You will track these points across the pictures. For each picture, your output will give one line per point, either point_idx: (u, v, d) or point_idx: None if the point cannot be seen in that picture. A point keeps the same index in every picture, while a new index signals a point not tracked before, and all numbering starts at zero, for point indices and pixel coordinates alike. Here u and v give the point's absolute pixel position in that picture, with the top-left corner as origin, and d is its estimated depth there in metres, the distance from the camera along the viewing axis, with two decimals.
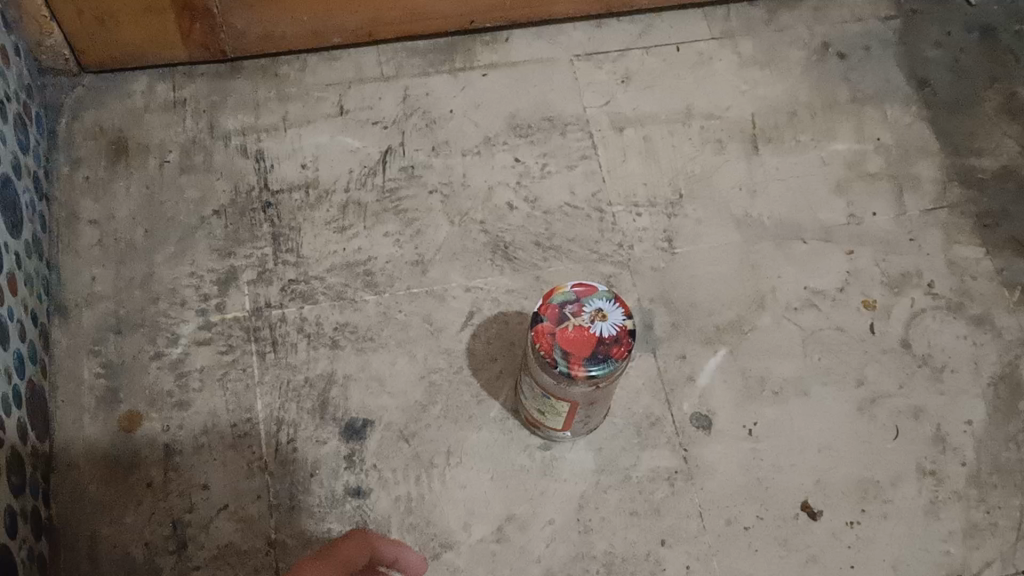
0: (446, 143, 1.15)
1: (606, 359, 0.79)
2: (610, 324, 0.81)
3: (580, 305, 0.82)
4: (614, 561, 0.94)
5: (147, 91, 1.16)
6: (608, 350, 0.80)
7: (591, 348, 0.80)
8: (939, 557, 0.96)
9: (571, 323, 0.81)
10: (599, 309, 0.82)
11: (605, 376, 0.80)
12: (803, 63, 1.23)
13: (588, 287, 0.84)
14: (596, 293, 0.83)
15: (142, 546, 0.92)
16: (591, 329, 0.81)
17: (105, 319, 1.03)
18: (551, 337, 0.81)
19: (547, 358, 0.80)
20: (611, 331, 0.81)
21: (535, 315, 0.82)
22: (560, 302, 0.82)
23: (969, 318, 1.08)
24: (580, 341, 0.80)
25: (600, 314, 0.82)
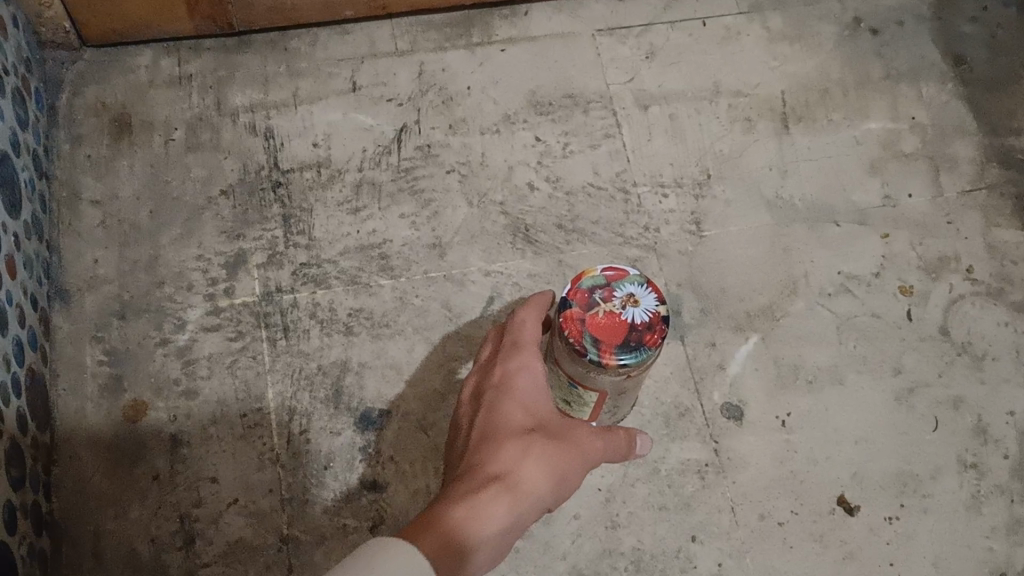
0: (464, 121, 1.10)
1: (639, 346, 0.74)
2: (642, 310, 0.76)
3: (610, 290, 0.78)
4: (642, 558, 0.90)
5: (151, 65, 1.11)
6: (640, 337, 0.75)
7: (623, 335, 0.75)
8: (982, 554, 0.92)
9: (601, 308, 0.76)
10: (630, 294, 0.77)
11: (640, 361, 0.74)
12: (834, 39, 1.19)
13: (619, 271, 0.79)
14: (627, 278, 0.79)
15: (148, 542, 0.88)
16: (622, 315, 0.76)
17: (109, 304, 0.98)
18: (581, 322, 0.76)
19: (578, 343, 0.75)
20: (644, 317, 0.76)
21: (563, 300, 0.77)
22: (589, 286, 0.78)
23: (1010, 304, 1.04)
24: (610, 328, 0.75)
25: (632, 299, 0.77)
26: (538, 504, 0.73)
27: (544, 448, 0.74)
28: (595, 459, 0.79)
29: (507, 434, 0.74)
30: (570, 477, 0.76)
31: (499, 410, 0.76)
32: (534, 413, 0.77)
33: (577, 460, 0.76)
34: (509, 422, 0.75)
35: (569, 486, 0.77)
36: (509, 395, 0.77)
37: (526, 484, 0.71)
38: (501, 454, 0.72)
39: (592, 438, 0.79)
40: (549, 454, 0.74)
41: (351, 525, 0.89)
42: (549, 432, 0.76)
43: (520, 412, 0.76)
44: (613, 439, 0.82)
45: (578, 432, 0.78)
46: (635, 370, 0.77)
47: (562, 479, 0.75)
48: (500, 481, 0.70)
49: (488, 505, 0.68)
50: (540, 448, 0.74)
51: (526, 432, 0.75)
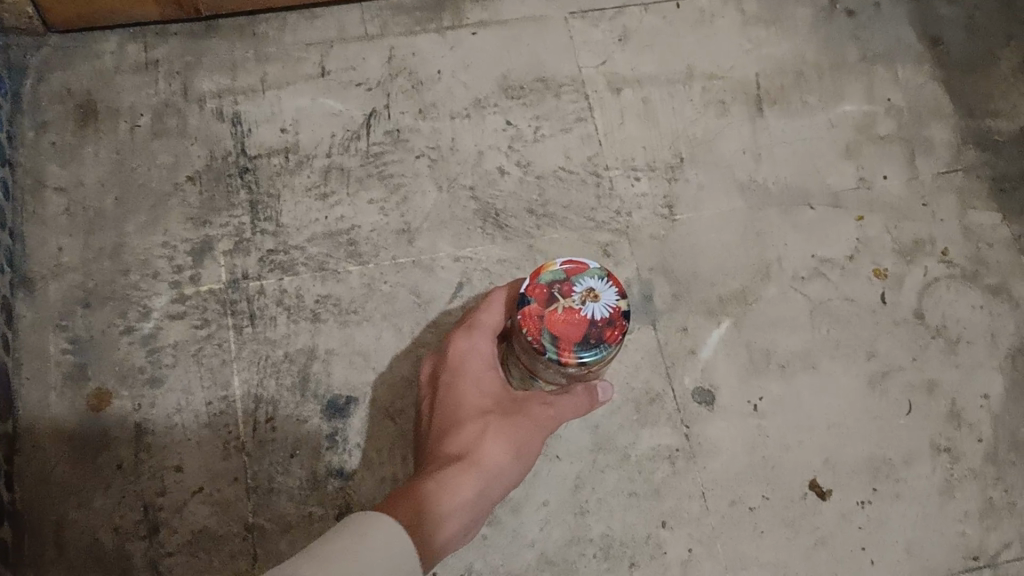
0: (434, 106, 1.08)
1: (600, 343, 0.71)
2: (603, 305, 0.72)
3: (570, 285, 0.74)
4: (611, 544, 0.89)
5: (116, 51, 1.09)
6: (601, 334, 0.71)
7: (583, 332, 0.71)
8: (955, 539, 0.92)
9: (561, 304, 0.72)
10: (591, 288, 0.73)
11: (600, 361, 0.71)
12: (810, 20, 1.17)
13: (578, 264, 0.75)
14: (587, 271, 0.74)
15: (111, 531, 0.87)
16: (582, 311, 0.72)
17: (72, 292, 0.97)
18: (540, 318, 0.72)
19: (535, 342, 0.71)
20: (604, 312, 0.72)
21: (521, 296, 0.73)
22: (548, 281, 0.73)
23: (985, 288, 1.03)
24: (569, 324, 0.71)
25: (592, 294, 0.73)
26: (500, 479, 0.74)
27: (498, 431, 0.74)
28: (562, 421, 0.79)
29: (464, 415, 0.75)
30: (531, 450, 0.76)
31: (452, 398, 0.76)
32: (494, 391, 0.77)
33: (537, 431, 0.76)
34: (463, 408, 0.75)
35: (533, 453, 0.78)
36: (460, 382, 0.77)
37: (483, 469, 0.72)
38: (457, 444, 0.73)
39: (560, 401, 0.78)
40: (508, 430, 0.74)
41: (317, 514, 0.89)
42: (505, 410, 0.76)
43: (478, 391, 0.76)
44: (582, 401, 0.80)
45: (542, 400, 0.77)
46: (595, 370, 0.73)
47: (523, 449, 0.76)
48: (457, 461, 0.72)
49: (448, 488, 0.69)
50: (499, 425, 0.74)
51: (479, 417, 0.75)
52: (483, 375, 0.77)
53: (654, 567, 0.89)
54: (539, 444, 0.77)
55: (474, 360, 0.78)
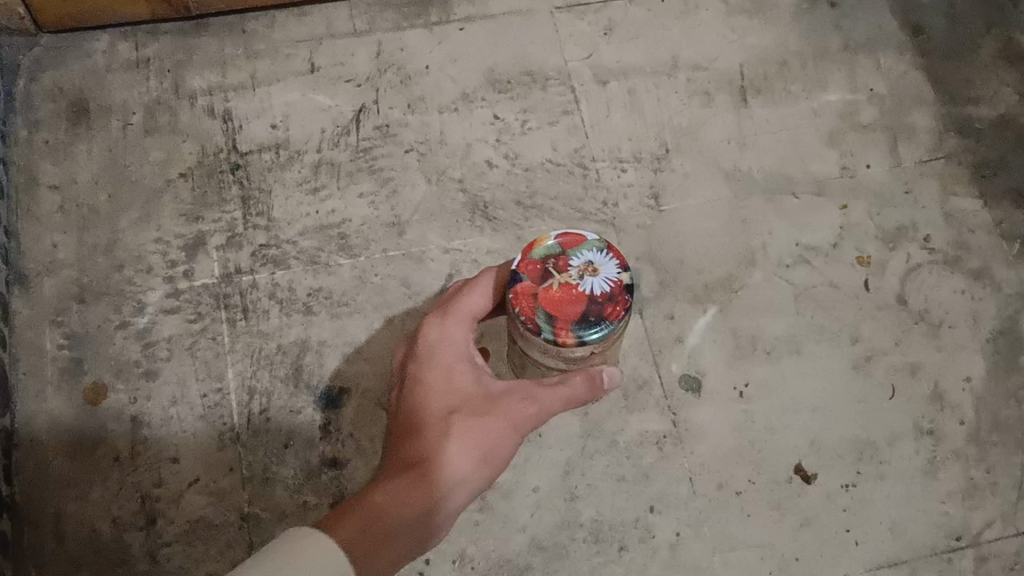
0: (422, 100, 1.10)
1: (598, 320, 0.72)
2: (600, 280, 0.73)
3: (565, 260, 0.75)
4: (601, 528, 0.91)
5: (107, 50, 1.10)
6: (598, 310, 0.72)
7: (580, 309, 0.72)
8: (938, 518, 0.93)
9: (555, 280, 0.74)
10: (587, 263, 0.75)
11: (601, 338, 0.72)
12: (793, 11, 1.18)
13: (574, 238, 0.76)
14: (582, 246, 0.76)
15: (110, 522, 0.89)
16: (579, 286, 0.73)
17: (67, 287, 0.99)
18: (534, 295, 0.73)
19: (529, 320, 0.72)
20: (602, 287, 0.73)
21: (515, 274, 0.75)
22: (542, 257, 0.75)
23: (967, 272, 1.04)
24: (566, 301, 0.73)
25: (589, 268, 0.74)
26: (463, 481, 0.72)
27: (460, 431, 0.72)
28: (541, 418, 0.76)
29: (428, 414, 0.73)
30: (501, 449, 0.74)
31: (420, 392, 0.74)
32: (461, 390, 0.74)
33: (507, 430, 0.74)
34: (429, 404, 0.73)
35: (509, 450, 0.75)
36: (428, 376, 0.75)
37: (442, 472, 0.70)
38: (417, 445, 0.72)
39: (533, 399, 0.75)
40: (469, 435, 0.72)
41: (312, 502, 0.90)
42: (471, 408, 0.73)
43: (444, 387, 0.74)
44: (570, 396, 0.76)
45: (512, 398, 0.75)
46: (599, 349, 0.74)
47: (491, 449, 0.73)
48: (416, 467, 0.71)
49: (398, 497, 0.68)
50: (462, 429, 0.72)
51: (443, 416, 0.73)
52: (449, 373, 0.75)
53: (643, 550, 0.91)
54: (513, 442, 0.75)
55: (443, 352, 0.76)
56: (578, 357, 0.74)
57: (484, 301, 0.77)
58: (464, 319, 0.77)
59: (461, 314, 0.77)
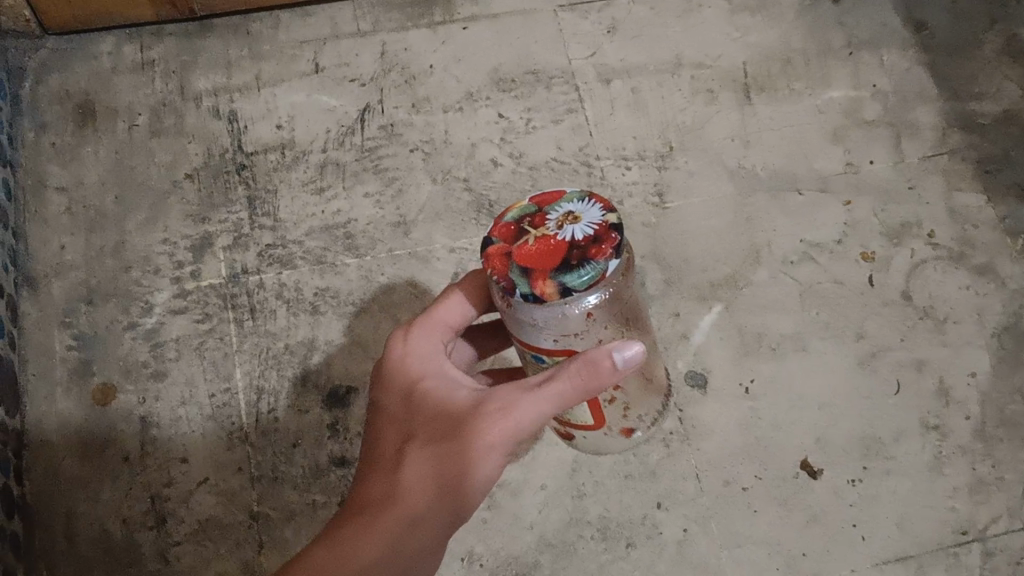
0: (427, 100, 1.10)
1: (582, 263, 0.57)
2: (584, 225, 0.59)
3: (543, 216, 0.61)
4: (608, 525, 0.92)
5: (113, 52, 1.11)
6: (581, 254, 0.58)
7: (561, 256, 0.58)
8: (945, 514, 0.93)
9: (531, 237, 0.60)
10: (569, 212, 0.61)
11: (588, 282, 0.57)
12: (796, 8, 1.19)
13: (552, 194, 0.63)
14: (563, 198, 0.62)
15: (120, 522, 0.90)
16: (558, 236, 0.59)
17: (76, 289, 0.99)
18: (507, 253, 0.60)
19: (501, 280, 0.59)
20: (586, 231, 0.59)
21: (485, 240, 0.62)
22: (515, 218, 0.62)
23: (972, 268, 1.04)
24: (543, 252, 0.59)
25: (571, 216, 0.60)
26: (432, 518, 0.63)
27: (420, 463, 0.63)
28: (525, 430, 0.62)
29: (388, 444, 0.65)
30: (473, 476, 0.62)
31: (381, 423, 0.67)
32: (430, 409, 0.65)
33: (475, 454, 0.61)
34: (389, 435, 0.66)
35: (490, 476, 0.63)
36: (388, 401, 0.67)
37: (400, 511, 0.62)
38: (374, 482, 0.64)
39: (509, 407, 0.62)
40: (439, 458, 0.62)
41: (320, 501, 0.90)
42: (432, 437, 0.63)
43: (403, 413, 0.66)
44: (569, 395, 0.62)
45: (485, 413, 0.62)
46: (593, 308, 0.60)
47: (460, 481, 0.62)
48: (373, 504, 0.63)
49: (348, 544, 0.62)
50: (422, 454, 0.63)
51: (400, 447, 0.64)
52: (416, 391, 0.66)
53: (650, 547, 0.91)
54: (489, 467, 0.62)
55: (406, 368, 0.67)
56: (569, 324, 0.61)
57: (459, 307, 0.71)
58: (437, 331, 0.70)
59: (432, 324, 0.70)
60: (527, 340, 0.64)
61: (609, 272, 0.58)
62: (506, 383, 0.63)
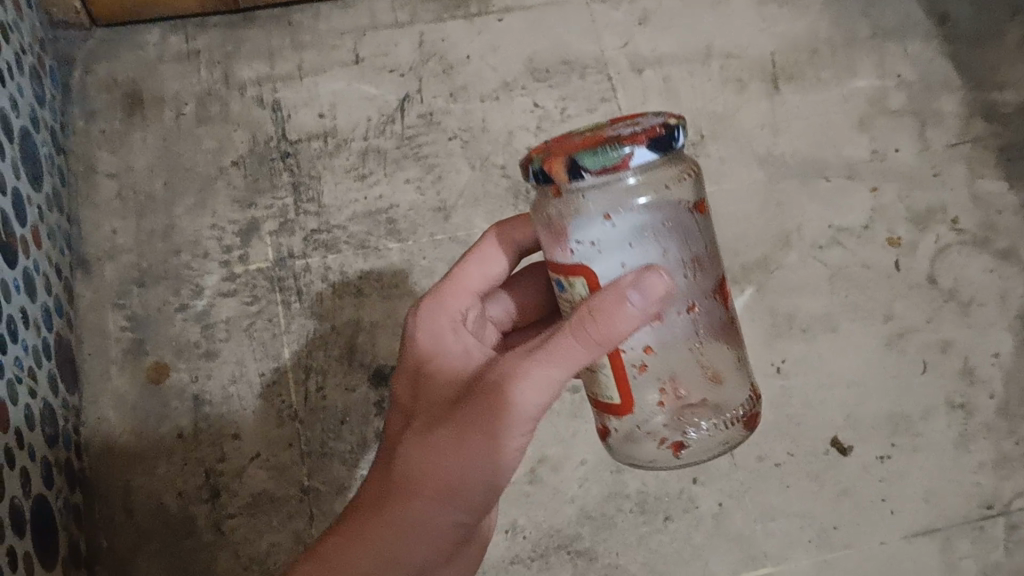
0: (464, 89, 1.12)
1: (610, 144, 0.54)
2: (637, 125, 0.56)
3: (609, 125, 0.59)
4: (646, 499, 0.96)
5: (159, 42, 1.13)
6: (615, 139, 0.54)
7: (594, 140, 0.55)
8: (970, 488, 0.98)
9: (582, 134, 0.58)
10: (634, 121, 0.58)
11: (600, 161, 0.53)
12: (822, 0, 1.19)
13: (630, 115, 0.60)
14: (639, 117, 0.60)
15: (175, 496, 0.94)
16: (608, 132, 0.56)
17: (128, 272, 1.03)
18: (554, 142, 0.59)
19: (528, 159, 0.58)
20: (637, 129, 0.55)
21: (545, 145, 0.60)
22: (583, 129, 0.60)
23: (996, 252, 1.07)
24: (582, 141, 0.56)
25: (633, 123, 0.57)
26: (423, 512, 0.60)
27: (412, 453, 0.61)
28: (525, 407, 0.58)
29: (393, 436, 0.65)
30: (462, 462, 0.59)
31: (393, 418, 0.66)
32: (435, 388, 0.64)
33: (465, 436, 0.59)
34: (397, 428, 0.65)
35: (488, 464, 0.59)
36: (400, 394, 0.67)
37: (389, 506, 0.61)
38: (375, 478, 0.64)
39: (503, 377, 0.58)
40: (429, 441, 0.60)
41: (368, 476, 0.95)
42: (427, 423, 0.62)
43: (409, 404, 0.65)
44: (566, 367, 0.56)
45: (478, 390, 0.59)
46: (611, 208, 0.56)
47: (449, 467, 0.59)
48: (369, 500, 0.63)
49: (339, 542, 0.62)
50: (413, 441, 0.62)
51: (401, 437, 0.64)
52: (422, 375, 0.65)
53: (687, 520, 0.96)
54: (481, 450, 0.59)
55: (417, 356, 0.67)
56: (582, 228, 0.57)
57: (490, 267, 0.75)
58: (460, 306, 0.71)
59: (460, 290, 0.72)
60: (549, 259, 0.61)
61: (631, 160, 0.53)
62: (509, 352, 0.60)
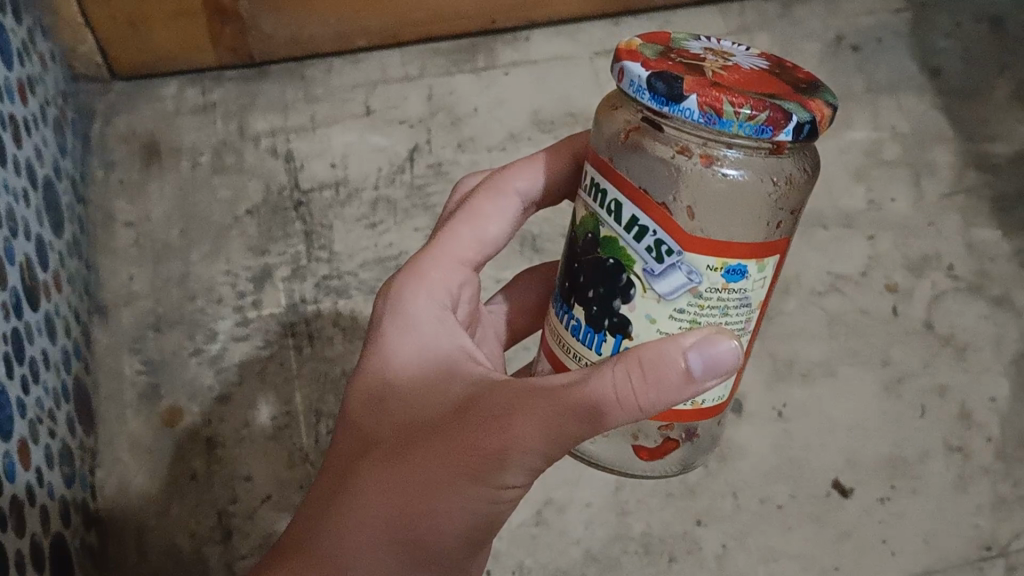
0: (471, 140, 1.15)
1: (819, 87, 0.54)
2: (750, 59, 0.56)
3: (683, 53, 0.55)
4: (650, 541, 0.96)
5: (177, 95, 1.20)
6: (794, 75, 0.55)
7: (785, 85, 0.53)
8: (969, 530, 0.96)
9: (711, 70, 0.52)
10: (709, 49, 0.57)
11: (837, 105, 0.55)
12: (818, 56, 1.25)
13: (656, 37, 0.57)
14: (675, 41, 0.57)
15: (189, 536, 0.93)
16: (749, 67, 0.54)
17: (144, 317, 1.05)
18: (713, 85, 0.49)
19: (773, 106, 0.48)
20: (761, 63, 0.56)
21: (676, 97, 0.49)
22: (659, 56, 0.53)
23: (990, 298, 1.09)
24: (760, 84, 0.52)
25: (724, 53, 0.56)
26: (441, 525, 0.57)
27: (422, 467, 0.56)
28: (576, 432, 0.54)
29: (396, 441, 0.59)
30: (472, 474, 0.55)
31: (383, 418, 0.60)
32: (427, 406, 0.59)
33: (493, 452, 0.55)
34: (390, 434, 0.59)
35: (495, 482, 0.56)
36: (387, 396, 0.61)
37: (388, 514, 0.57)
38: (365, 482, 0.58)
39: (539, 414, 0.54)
40: (430, 463, 0.56)
41: None
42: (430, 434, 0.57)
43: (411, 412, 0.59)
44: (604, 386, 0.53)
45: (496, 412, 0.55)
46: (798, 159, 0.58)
47: (464, 483, 0.56)
48: (365, 506, 0.58)
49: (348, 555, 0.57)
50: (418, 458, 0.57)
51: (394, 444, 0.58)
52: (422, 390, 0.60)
53: (691, 561, 0.94)
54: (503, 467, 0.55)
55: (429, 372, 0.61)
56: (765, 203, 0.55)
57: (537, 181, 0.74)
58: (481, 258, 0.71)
59: (445, 259, 0.68)
60: (741, 245, 0.52)
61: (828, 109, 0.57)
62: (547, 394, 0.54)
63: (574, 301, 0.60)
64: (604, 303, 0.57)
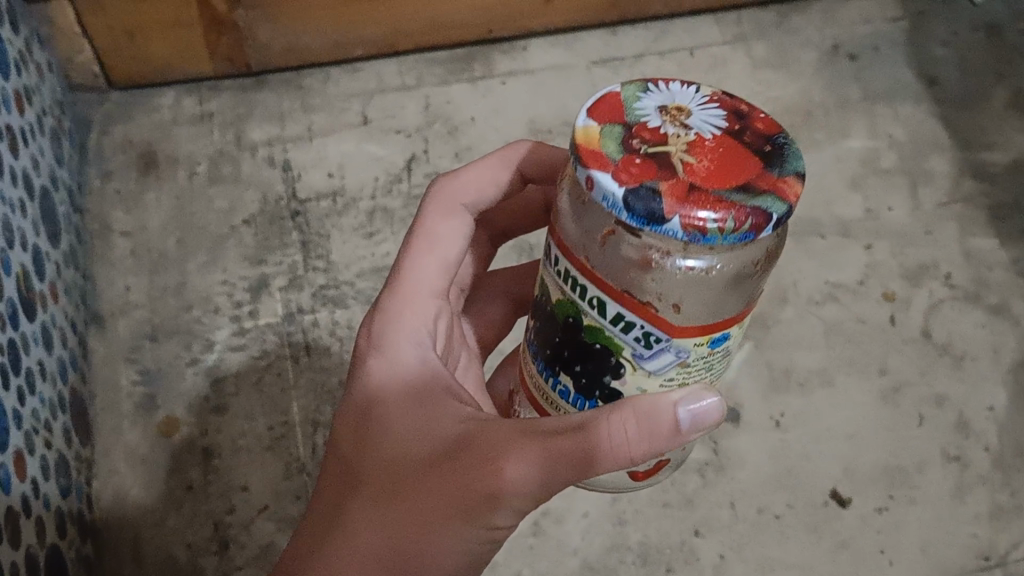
0: (468, 149, 1.15)
1: (783, 146, 0.51)
2: (707, 114, 0.51)
3: (641, 129, 0.50)
4: (648, 551, 0.95)
5: (174, 104, 1.20)
6: (756, 132, 0.51)
7: (752, 160, 0.49)
8: (967, 540, 0.95)
9: (679, 161, 0.48)
10: (661, 108, 0.51)
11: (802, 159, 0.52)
12: (816, 64, 1.26)
13: (606, 101, 0.51)
14: (626, 100, 0.52)
15: (185, 547, 0.92)
16: (710, 137, 0.50)
17: (140, 327, 1.05)
18: (690, 194, 0.46)
19: (754, 213, 0.46)
20: (719, 117, 0.51)
21: (656, 220, 0.45)
22: (623, 148, 0.49)
23: (987, 307, 1.09)
24: (731, 171, 0.48)
25: (678, 111, 0.51)
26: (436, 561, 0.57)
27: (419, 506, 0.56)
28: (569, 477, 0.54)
29: (388, 475, 0.58)
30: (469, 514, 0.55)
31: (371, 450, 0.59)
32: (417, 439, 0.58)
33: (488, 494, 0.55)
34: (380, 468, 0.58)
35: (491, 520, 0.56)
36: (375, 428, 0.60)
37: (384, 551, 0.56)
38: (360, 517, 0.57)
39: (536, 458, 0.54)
40: (428, 503, 0.56)
41: None
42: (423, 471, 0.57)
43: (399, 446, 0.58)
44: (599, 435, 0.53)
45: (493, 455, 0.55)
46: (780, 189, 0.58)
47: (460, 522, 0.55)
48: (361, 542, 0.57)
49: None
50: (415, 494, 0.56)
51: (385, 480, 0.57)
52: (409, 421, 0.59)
53: (688, 571, 0.94)
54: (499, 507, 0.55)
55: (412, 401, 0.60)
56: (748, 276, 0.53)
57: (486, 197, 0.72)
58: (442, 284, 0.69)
59: (411, 288, 0.66)
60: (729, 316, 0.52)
61: None
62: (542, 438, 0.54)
63: (558, 369, 0.59)
64: (593, 379, 0.57)
